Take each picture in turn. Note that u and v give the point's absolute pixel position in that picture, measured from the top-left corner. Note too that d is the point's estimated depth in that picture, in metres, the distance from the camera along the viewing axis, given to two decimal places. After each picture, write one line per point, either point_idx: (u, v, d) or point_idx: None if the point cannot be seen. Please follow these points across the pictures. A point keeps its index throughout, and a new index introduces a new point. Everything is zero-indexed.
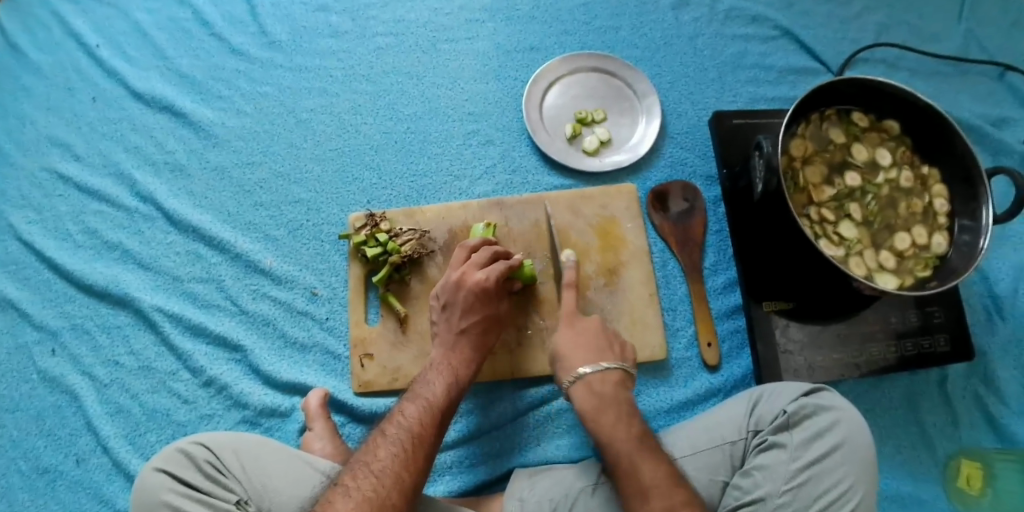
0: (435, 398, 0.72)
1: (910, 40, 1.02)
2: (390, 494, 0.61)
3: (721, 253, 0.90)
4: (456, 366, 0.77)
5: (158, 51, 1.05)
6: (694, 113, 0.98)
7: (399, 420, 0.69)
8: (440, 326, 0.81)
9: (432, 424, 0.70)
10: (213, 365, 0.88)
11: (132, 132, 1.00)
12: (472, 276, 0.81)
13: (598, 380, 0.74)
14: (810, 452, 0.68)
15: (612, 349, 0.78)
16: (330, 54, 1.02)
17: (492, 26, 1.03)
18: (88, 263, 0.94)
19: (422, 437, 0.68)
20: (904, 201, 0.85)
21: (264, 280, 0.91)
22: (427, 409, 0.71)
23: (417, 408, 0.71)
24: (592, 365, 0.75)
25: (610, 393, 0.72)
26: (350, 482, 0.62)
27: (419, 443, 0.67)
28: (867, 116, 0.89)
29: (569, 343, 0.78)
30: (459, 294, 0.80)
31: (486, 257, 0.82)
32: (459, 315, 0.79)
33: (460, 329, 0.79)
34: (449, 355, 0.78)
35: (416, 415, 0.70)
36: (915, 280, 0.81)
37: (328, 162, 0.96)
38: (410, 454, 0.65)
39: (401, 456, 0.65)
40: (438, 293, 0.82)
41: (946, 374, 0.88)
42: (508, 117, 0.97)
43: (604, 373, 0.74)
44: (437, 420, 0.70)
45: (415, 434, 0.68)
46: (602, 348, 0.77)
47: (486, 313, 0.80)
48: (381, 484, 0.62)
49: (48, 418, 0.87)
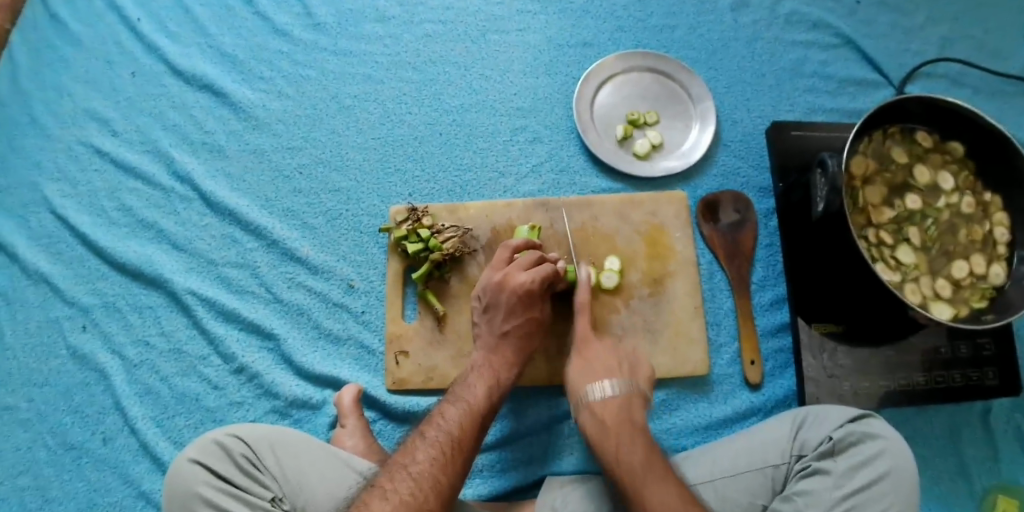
0: (477, 402, 0.70)
1: (976, 57, 0.98)
2: (426, 499, 0.60)
3: (770, 268, 0.88)
4: (497, 370, 0.75)
5: (199, 26, 1.01)
6: (751, 121, 0.94)
7: (439, 423, 0.67)
8: (482, 328, 0.79)
9: (472, 430, 0.67)
10: (246, 353, 0.86)
11: (169, 109, 0.97)
12: (516, 275, 0.78)
13: (602, 403, 0.70)
14: (855, 480, 0.67)
15: (619, 370, 0.74)
16: (375, 38, 0.99)
17: (545, 18, 0.99)
18: (121, 241, 0.91)
19: (462, 441, 0.66)
20: (964, 228, 0.83)
21: (300, 268, 0.89)
22: (469, 412, 0.69)
23: (458, 412, 0.68)
24: (596, 387, 0.71)
25: (615, 417, 0.68)
26: (388, 482, 0.61)
27: (459, 448, 0.65)
28: (931, 136, 0.86)
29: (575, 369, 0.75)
30: (500, 295, 0.78)
31: (531, 260, 0.80)
32: (502, 317, 0.77)
33: (502, 332, 0.77)
34: (491, 357, 0.76)
35: (456, 418, 0.68)
36: (970, 311, 0.79)
37: (370, 151, 0.93)
38: (447, 459, 0.63)
39: (440, 460, 0.63)
40: (480, 295, 0.80)
41: (989, 406, 0.86)
42: (557, 114, 0.94)
43: (606, 396, 0.70)
44: (477, 425, 0.68)
45: (455, 438, 0.65)
46: (609, 368, 0.74)
47: (531, 315, 0.78)
48: (419, 488, 0.60)
49: (76, 395, 0.86)
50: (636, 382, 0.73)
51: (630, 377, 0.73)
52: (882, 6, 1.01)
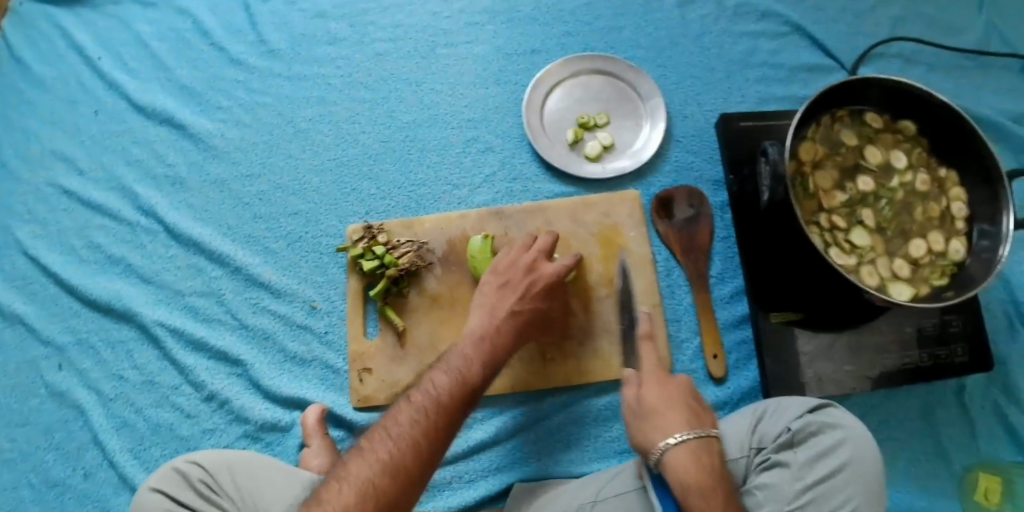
0: (470, 373, 0.67)
1: (929, 34, 0.97)
2: (403, 459, 0.59)
3: (727, 261, 0.88)
4: (496, 346, 0.71)
5: (158, 62, 1.04)
6: (701, 115, 0.94)
7: (427, 388, 0.65)
8: (491, 300, 0.76)
9: (460, 399, 0.65)
10: (215, 380, 0.88)
11: (133, 145, 1.00)
12: (545, 267, 0.78)
13: (699, 446, 0.64)
14: (815, 471, 0.66)
15: (704, 412, 0.69)
16: (328, 61, 1.01)
17: (492, 29, 1.00)
18: (92, 278, 0.94)
19: (447, 408, 0.63)
20: (920, 206, 0.82)
21: (263, 292, 0.91)
22: (459, 381, 0.66)
23: (448, 379, 0.66)
24: (694, 430, 0.66)
25: (717, 464, 0.63)
26: (370, 442, 0.60)
27: (443, 415, 0.63)
28: (882, 116, 0.84)
29: (662, 401, 0.69)
30: (524, 280, 0.76)
31: (551, 243, 0.80)
32: (516, 298, 0.75)
33: (512, 309, 0.74)
34: (495, 332, 0.72)
35: (445, 386, 0.65)
36: (930, 290, 0.78)
37: (326, 173, 0.95)
38: (429, 423, 0.62)
39: (421, 424, 0.61)
40: (499, 269, 0.78)
41: (964, 384, 0.85)
42: (508, 123, 0.95)
43: (706, 440, 0.65)
44: (466, 396, 0.66)
45: (440, 403, 0.63)
46: (694, 409, 0.69)
47: (538, 304, 0.76)
48: (397, 448, 0.59)
49: (56, 432, 0.88)
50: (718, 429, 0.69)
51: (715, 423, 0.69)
52: None
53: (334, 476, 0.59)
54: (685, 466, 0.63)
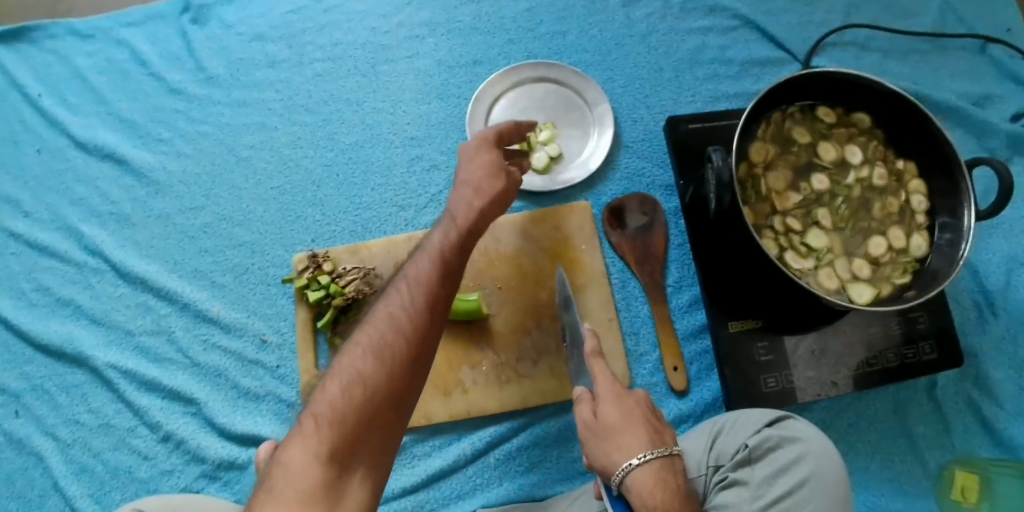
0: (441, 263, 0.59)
1: (883, 18, 0.93)
2: (391, 349, 0.53)
3: (684, 268, 0.85)
4: (474, 229, 0.63)
5: (98, 96, 1.02)
6: (651, 118, 0.91)
7: (408, 273, 0.59)
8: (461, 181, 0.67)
9: (438, 280, 0.58)
10: (170, 420, 0.86)
11: (77, 183, 0.98)
12: (489, 151, 0.67)
13: (665, 467, 0.60)
14: (775, 488, 0.63)
15: (662, 425, 0.66)
16: (268, 85, 0.98)
17: (433, 42, 0.97)
18: (43, 321, 0.92)
19: (428, 293, 0.57)
20: (878, 201, 0.78)
21: (213, 328, 0.89)
22: (434, 269, 0.58)
23: (425, 264, 0.59)
24: (659, 447, 0.61)
25: (682, 485, 0.60)
26: (357, 334, 0.55)
27: (423, 299, 0.56)
28: (834, 109, 0.81)
29: (624, 413, 0.63)
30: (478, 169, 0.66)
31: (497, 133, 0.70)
32: (484, 181, 0.65)
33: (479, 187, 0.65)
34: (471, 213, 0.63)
35: (418, 274, 0.58)
36: (892, 289, 0.74)
37: (270, 202, 0.93)
38: (409, 311, 0.55)
39: (400, 311, 0.55)
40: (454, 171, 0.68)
41: (935, 380, 0.82)
42: (452, 138, 0.92)
43: (670, 459, 0.61)
44: (445, 275, 0.59)
45: (419, 287, 0.57)
46: (653, 423, 0.65)
47: (511, 179, 0.66)
48: (380, 341, 0.54)
49: (16, 481, 0.86)
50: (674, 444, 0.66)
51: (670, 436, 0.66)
52: None
53: (321, 382, 0.54)
54: (651, 491, 0.58)
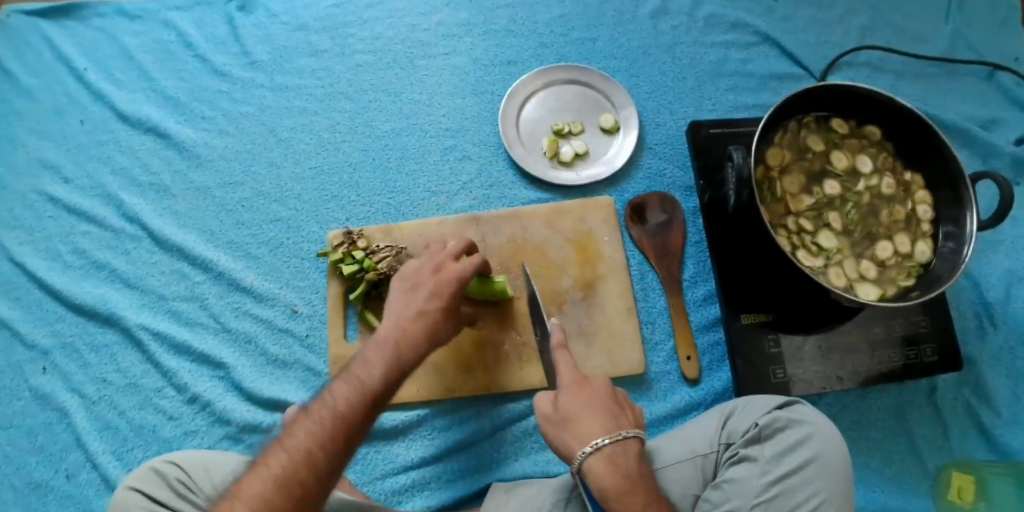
0: (371, 381, 0.61)
1: (897, 41, 0.99)
2: (297, 476, 0.54)
3: (700, 265, 0.90)
4: (413, 348, 0.66)
5: (144, 73, 1.07)
6: (674, 123, 0.97)
7: (357, 373, 0.62)
8: (404, 293, 0.71)
9: (363, 399, 0.59)
10: (198, 382, 0.90)
11: (118, 153, 1.03)
12: (451, 265, 0.74)
13: (620, 452, 0.64)
14: (782, 465, 0.66)
15: (625, 412, 0.70)
16: (309, 72, 1.04)
17: (470, 41, 1.03)
18: (78, 284, 0.96)
19: (347, 413, 0.58)
20: (886, 209, 0.83)
21: (246, 297, 0.93)
22: (362, 383, 0.61)
23: (349, 383, 0.61)
24: (614, 432, 0.66)
25: (636, 470, 0.63)
26: (292, 430, 0.57)
27: (343, 419, 0.58)
28: (847, 121, 0.86)
29: (580, 404, 0.68)
30: (436, 275, 0.72)
31: (461, 248, 0.76)
32: (429, 294, 0.70)
33: (424, 308, 0.69)
34: (411, 331, 0.67)
35: (346, 389, 0.60)
36: (896, 290, 0.79)
37: (308, 181, 0.98)
38: (329, 434, 0.56)
39: (317, 435, 0.56)
40: (408, 274, 0.74)
41: (935, 383, 0.86)
42: (485, 131, 0.98)
43: (625, 443, 0.65)
44: (372, 394, 0.60)
45: (340, 410, 0.58)
46: (615, 411, 0.69)
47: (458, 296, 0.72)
48: (290, 465, 0.54)
49: (38, 436, 0.90)
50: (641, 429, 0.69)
51: (636, 422, 0.70)
52: None
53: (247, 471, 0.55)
54: (603, 474, 0.63)
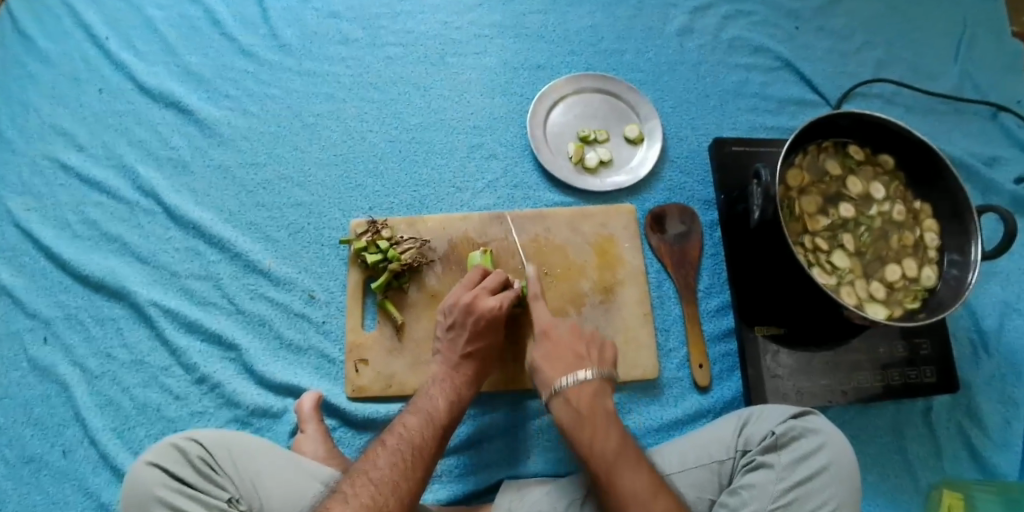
0: (437, 416, 0.73)
1: (908, 77, 1.06)
2: (386, 503, 0.62)
3: (715, 276, 0.92)
4: (459, 385, 0.77)
5: (167, 47, 1.06)
6: (695, 138, 1.00)
7: (423, 408, 0.74)
8: (444, 344, 0.81)
9: (432, 438, 0.70)
10: (207, 363, 0.88)
11: (137, 126, 1.01)
12: (484, 301, 0.80)
13: (574, 391, 0.73)
14: (797, 473, 0.68)
15: (590, 356, 0.77)
16: (338, 60, 1.04)
17: (501, 42, 1.05)
18: (86, 254, 0.93)
19: (421, 450, 0.69)
20: (896, 234, 0.87)
21: (262, 279, 0.92)
22: (429, 422, 0.72)
23: (419, 422, 0.71)
24: (572, 374, 0.74)
25: (588, 407, 0.71)
26: (372, 461, 0.66)
27: (419, 455, 0.68)
28: (862, 149, 0.91)
29: (545, 352, 0.78)
30: (468, 318, 0.79)
31: (496, 283, 0.83)
32: (467, 338, 0.79)
33: (466, 352, 0.79)
34: (452, 373, 0.78)
35: (417, 428, 0.70)
36: (903, 311, 0.82)
37: (332, 168, 0.98)
38: (408, 467, 0.66)
39: (400, 467, 0.65)
40: (446, 311, 0.82)
41: (931, 405, 0.89)
42: (511, 132, 0.99)
43: (583, 384, 0.73)
44: (438, 435, 0.71)
45: (415, 446, 0.68)
46: (580, 356, 0.77)
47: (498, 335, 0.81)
48: (380, 493, 0.63)
49: (35, 407, 0.86)
50: (607, 367, 0.77)
51: (600, 362, 0.77)
52: (820, 31, 1.09)
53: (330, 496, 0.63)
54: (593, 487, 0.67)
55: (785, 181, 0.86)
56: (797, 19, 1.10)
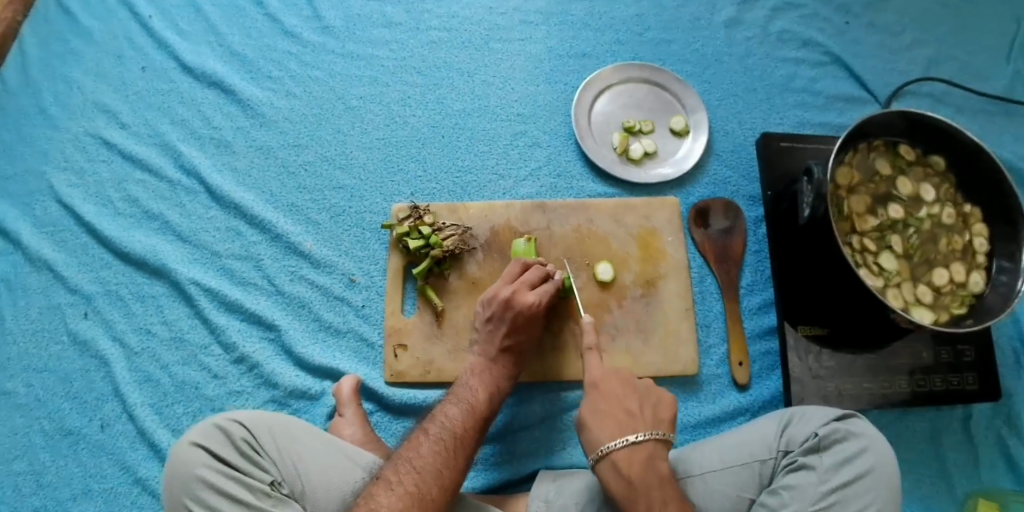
0: (478, 406, 0.73)
1: (958, 76, 1.04)
2: (430, 490, 0.62)
3: (758, 273, 0.92)
4: (498, 376, 0.77)
5: (211, 26, 1.05)
6: (741, 133, 0.99)
7: (463, 396, 0.74)
8: (481, 336, 0.80)
9: (473, 429, 0.70)
10: (247, 342, 0.87)
11: (179, 104, 1.01)
12: (522, 298, 0.79)
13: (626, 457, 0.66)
14: (839, 476, 0.68)
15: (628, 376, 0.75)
16: (382, 43, 1.04)
17: (546, 29, 1.05)
18: (127, 231, 0.93)
19: (463, 438, 0.69)
20: (945, 237, 0.85)
21: (303, 262, 0.92)
22: (469, 412, 0.72)
23: (461, 411, 0.71)
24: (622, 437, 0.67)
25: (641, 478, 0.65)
26: (414, 447, 0.66)
27: (461, 444, 0.68)
28: (914, 150, 0.89)
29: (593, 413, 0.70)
30: (506, 313, 0.79)
31: (536, 276, 0.82)
32: (504, 331, 0.78)
33: (503, 345, 0.79)
34: (490, 365, 0.78)
35: (458, 417, 0.71)
36: (950, 317, 0.81)
37: (373, 151, 0.98)
38: (451, 454, 0.66)
39: (443, 455, 0.66)
40: (485, 304, 0.81)
41: (970, 412, 0.88)
42: (556, 121, 0.99)
43: (634, 448, 0.66)
44: (478, 425, 0.72)
45: (457, 435, 0.69)
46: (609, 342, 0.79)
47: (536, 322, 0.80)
48: (423, 480, 0.63)
49: (74, 382, 0.86)
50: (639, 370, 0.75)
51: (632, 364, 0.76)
52: (871, 27, 1.07)
53: (373, 483, 0.63)
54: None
55: (836, 180, 0.84)
56: (849, 13, 1.08)
